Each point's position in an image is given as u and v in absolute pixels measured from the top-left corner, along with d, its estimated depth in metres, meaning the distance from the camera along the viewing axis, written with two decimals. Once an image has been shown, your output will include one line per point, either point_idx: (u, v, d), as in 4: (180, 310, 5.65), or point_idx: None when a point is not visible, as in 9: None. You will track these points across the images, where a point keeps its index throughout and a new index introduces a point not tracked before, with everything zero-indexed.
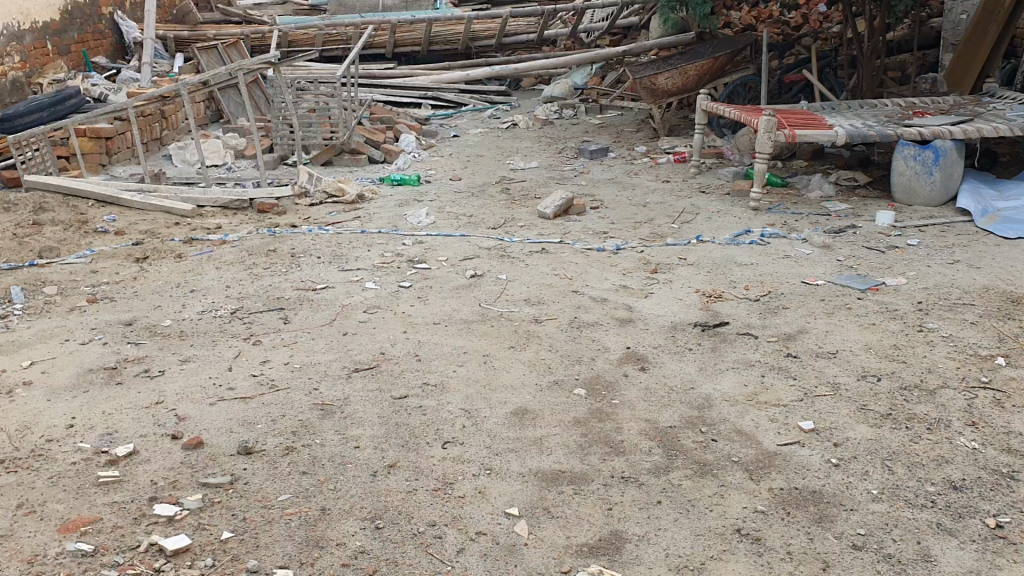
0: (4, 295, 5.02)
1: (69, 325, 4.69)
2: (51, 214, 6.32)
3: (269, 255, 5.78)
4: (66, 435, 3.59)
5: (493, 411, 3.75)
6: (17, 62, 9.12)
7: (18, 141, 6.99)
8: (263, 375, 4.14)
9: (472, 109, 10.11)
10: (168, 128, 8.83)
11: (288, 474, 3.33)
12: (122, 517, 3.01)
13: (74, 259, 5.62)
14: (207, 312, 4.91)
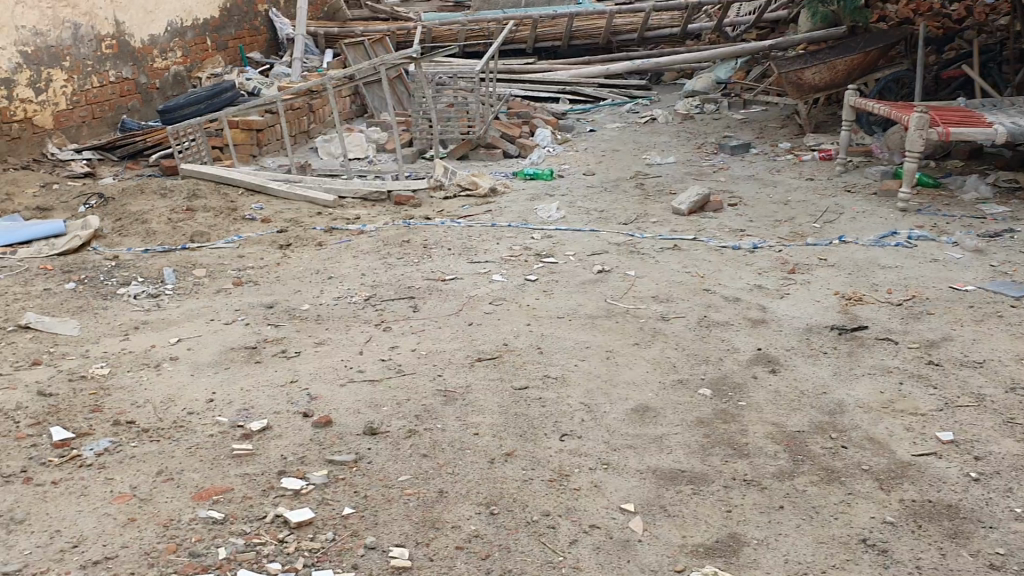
0: (157, 275, 5.33)
1: (214, 305, 4.94)
2: (203, 201, 6.65)
3: (403, 245, 5.91)
4: (206, 409, 3.78)
5: (614, 406, 3.71)
6: (179, 57, 9.74)
7: (176, 131, 7.43)
8: (391, 360, 4.25)
9: (611, 103, 10.06)
10: (316, 122, 9.17)
11: (410, 455, 3.40)
12: (252, 489, 3.15)
13: (223, 243, 5.92)
14: (343, 298, 5.07)
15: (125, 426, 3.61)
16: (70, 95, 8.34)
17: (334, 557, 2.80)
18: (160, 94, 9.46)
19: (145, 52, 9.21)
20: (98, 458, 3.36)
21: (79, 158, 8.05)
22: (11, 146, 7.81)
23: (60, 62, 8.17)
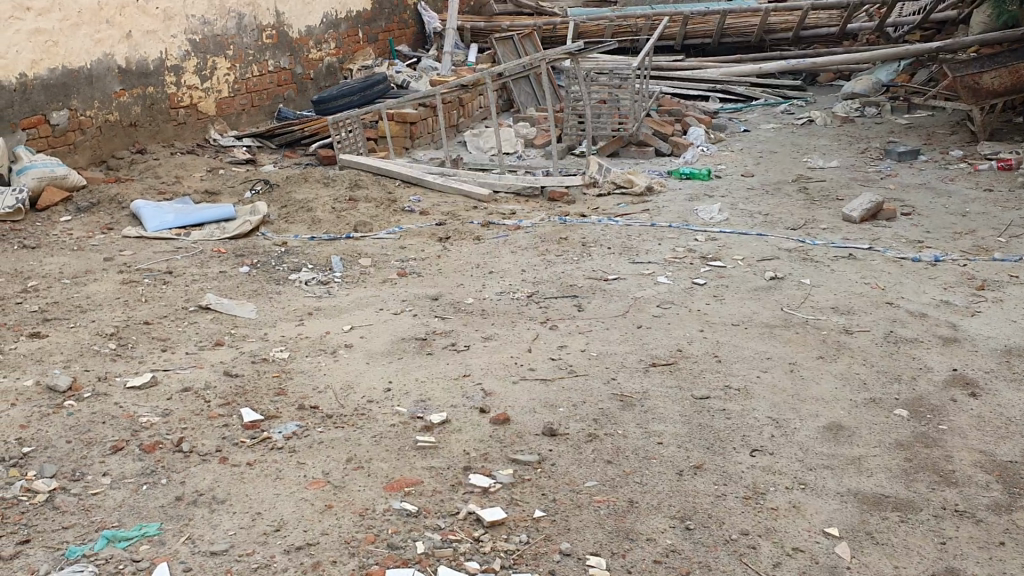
0: (325, 263, 5.41)
1: (381, 295, 4.97)
2: (364, 191, 6.76)
3: (562, 242, 5.84)
4: (385, 398, 3.77)
5: (804, 423, 3.56)
6: (332, 49, 9.94)
7: (336, 121, 7.57)
8: (562, 359, 4.14)
9: (764, 103, 9.78)
10: (465, 116, 9.19)
11: (594, 460, 3.30)
12: (440, 483, 3.13)
13: (384, 234, 5.98)
14: (506, 294, 5.02)
15: (309, 411, 3.63)
16: (232, 83, 8.58)
17: (530, 561, 2.75)
18: (314, 85, 9.68)
19: (301, 42, 9.42)
20: (288, 442, 3.39)
21: (239, 145, 8.23)
22: (177, 131, 8.05)
23: (225, 50, 8.42)
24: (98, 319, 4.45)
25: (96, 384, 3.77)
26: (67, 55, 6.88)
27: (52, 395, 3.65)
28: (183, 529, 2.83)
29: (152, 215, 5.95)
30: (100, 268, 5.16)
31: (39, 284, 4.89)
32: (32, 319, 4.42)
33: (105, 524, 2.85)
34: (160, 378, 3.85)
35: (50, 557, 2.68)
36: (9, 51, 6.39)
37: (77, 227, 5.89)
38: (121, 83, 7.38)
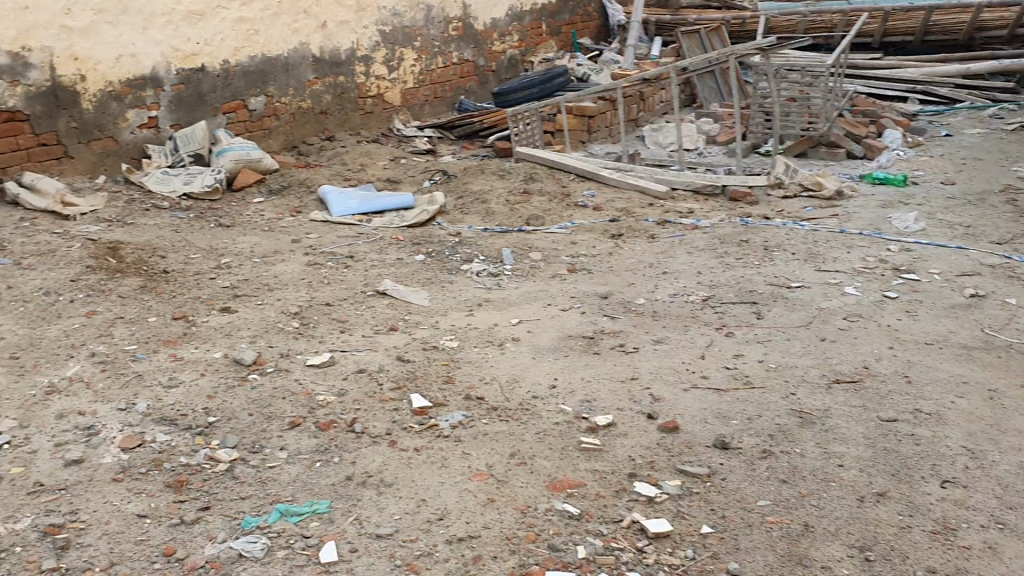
0: (497, 255, 5.43)
1: (552, 290, 4.92)
2: (540, 184, 6.76)
3: (741, 245, 5.62)
4: (550, 395, 3.66)
5: (1004, 456, 3.26)
6: (516, 41, 9.92)
7: (515, 114, 7.58)
8: (737, 369, 3.96)
9: (970, 105, 9.11)
10: (646, 110, 9.02)
11: (767, 479, 3.14)
12: (605, 488, 3.04)
13: (557, 228, 5.95)
14: (679, 296, 4.87)
15: (476, 402, 3.57)
16: (418, 74, 8.64)
17: None
18: (495, 77, 9.65)
19: (486, 35, 9.43)
20: (454, 431, 3.34)
21: (421, 135, 8.26)
22: (364, 120, 8.13)
23: (413, 41, 8.50)
24: (283, 298, 4.48)
25: (278, 360, 3.78)
26: (266, 44, 7.04)
27: (238, 367, 3.66)
28: (352, 510, 2.83)
29: (337, 201, 6.11)
30: (287, 249, 5.29)
31: (232, 261, 4.97)
32: (223, 294, 4.45)
33: (279, 497, 2.88)
34: (336, 359, 3.82)
35: (227, 525, 2.72)
36: (213, 39, 6.56)
37: (268, 209, 6.07)
38: (314, 72, 7.53)
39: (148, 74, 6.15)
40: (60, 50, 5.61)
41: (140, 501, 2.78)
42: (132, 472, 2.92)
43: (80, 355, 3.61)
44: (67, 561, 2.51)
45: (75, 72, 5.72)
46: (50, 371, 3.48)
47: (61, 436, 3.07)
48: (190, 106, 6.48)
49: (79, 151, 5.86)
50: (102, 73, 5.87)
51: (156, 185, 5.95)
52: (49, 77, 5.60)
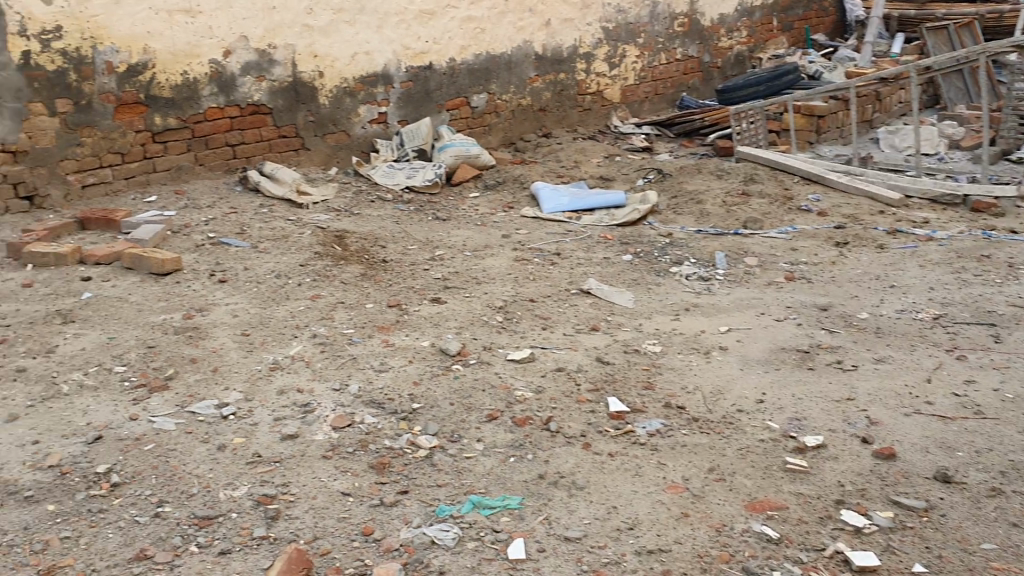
0: (709, 258, 5.26)
1: (765, 298, 4.69)
2: (760, 186, 6.50)
3: (981, 260, 5.16)
4: (757, 409, 3.45)
5: None
6: (744, 37, 9.48)
7: (738, 112, 7.31)
8: (968, 397, 3.62)
9: None
10: (882, 110, 8.47)
11: (995, 521, 2.84)
12: (807, 513, 2.84)
13: (776, 233, 5.71)
14: (907, 313, 4.52)
15: (676, 411, 3.39)
16: (639, 70, 8.49)
17: None
18: (720, 75, 9.28)
19: (713, 31, 9.07)
20: (651, 439, 3.18)
21: (640, 133, 8.05)
22: (582, 117, 8.05)
23: (636, 38, 8.35)
24: (490, 292, 4.47)
25: (481, 352, 3.72)
26: (492, 41, 7.14)
27: (444, 357, 3.64)
28: (543, 509, 2.72)
29: (550, 197, 6.09)
30: (496, 244, 5.28)
31: (445, 253, 5.04)
32: (435, 285, 4.51)
33: (472, 487, 2.79)
34: (536, 355, 3.74)
35: (422, 511, 2.66)
36: (442, 37, 6.76)
37: (483, 204, 6.13)
38: (536, 69, 7.56)
39: (380, 70, 6.44)
40: (302, 48, 5.99)
41: (345, 479, 2.77)
42: (340, 451, 2.92)
43: (303, 336, 3.74)
44: (276, 530, 2.52)
45: (314, 68, 6.08)
46: (275, 348, 3.61)
47: (280, 411, 3.13)
48: (416, 102, 6.71)
49: (315, 144, 6.24)
50: (338, 70, 6.21)
51: (382, 177, 6.20)
52: (291, 73, 5.99)
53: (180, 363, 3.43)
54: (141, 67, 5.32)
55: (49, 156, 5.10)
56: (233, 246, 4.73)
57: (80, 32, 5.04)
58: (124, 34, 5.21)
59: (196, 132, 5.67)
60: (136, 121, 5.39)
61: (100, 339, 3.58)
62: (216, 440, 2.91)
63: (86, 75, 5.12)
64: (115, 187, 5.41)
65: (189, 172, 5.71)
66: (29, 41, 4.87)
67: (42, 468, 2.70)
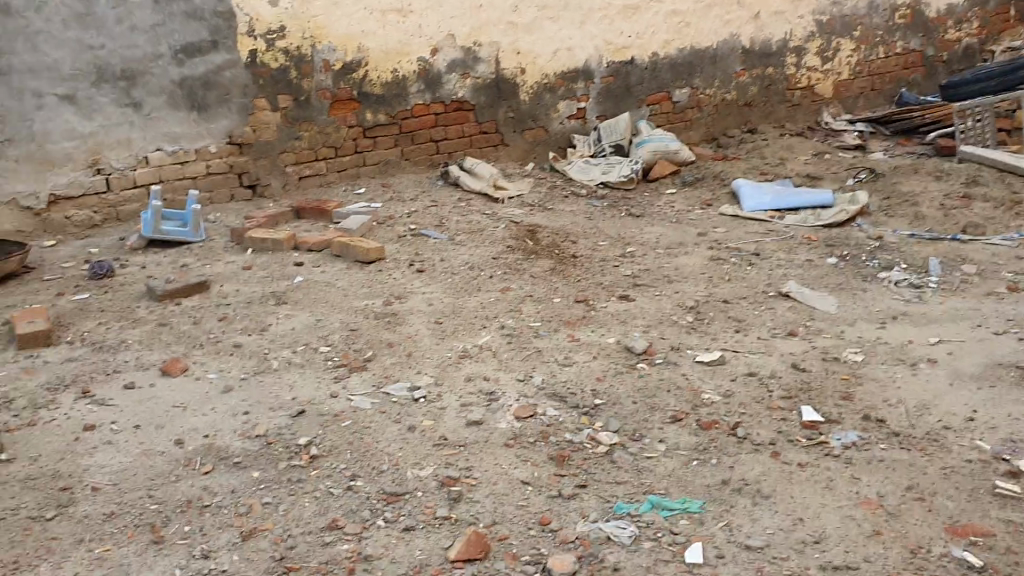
0: (922, 264, 4.91)
1: (983, 309, 4.32)
2: (984, 189, 6.02)
3: None
4: (967, 428, 3.18)
5: None
6: (975, 28, 8.51)
7: (963, 108, 6.75)
8: None
9: None
10: None
11: None
12: (1019, 543, 2.59)
13: (1001, 240, 5.24)
14: None
15: (875, 424, 3.19)
16: (854, 65, 7.95)
17: None
18: (945, 69, 8.45)
19: (938, 21, 8.28)
20: (845, 451, 3.01)
21: (852, 130, 7.57)
22: (790, 113, 7.73)
23: (851, 31, 7.82)
24: (682, 291, 4.39)
25: (669, 352, 3.67)
26: (697, 35, 6.96)
27: (629, 355, 3.62)
28: (725, 515, 2.64)
29: (751, 195, 5.89)
30: (692, 242, 5.19)
31: (637, 250, 5.00)
32: (624, 281, 4.49)
33: (652, 487, 2.76)
34: (728, 359, 3.64)
35: (600, 507, 2.65)
36: (646, 32, 6.68)
37: (679, 200, 5.99)
38: (742, 64, 7.29)
39: (582, 66, 6.48)
40: (506, 45, 6.12)
41: (526, 469, 2.81)
42: (522, 441, 2.96)
43: (493, 326, 3.82)
44: (457, 512, 2.59)
45: (517, 65, 6.20)
46: (465, 337, 3.71)
47: (468, 397, 3.22)
48: (615, 98, 6.70)
49: (515, 139, 6.36)
50: (540, 67, 6.30)
51: (578, 173, 6.22)
52: (495, 70, 6.13)
53: (378, 346, 3.59)
54: (355, 64, 5.61)
55: (270, 149, 5.48)
56: (431, 238, 4.89)
57: (302, 31, 5.36)
58: (342, 34, 5.50)
59: (403, 127, 5.92)
60: (349, 116, 5.69)
61: (308, 320, 3.82)
62: (407, 421, 3.04)
63: (307, 72, 5.45)
64: (328, 179, 5.74)
65: (395, 166, 5.97)
66: (256, 41, 5.24)
67: (250, 437, 2.91)
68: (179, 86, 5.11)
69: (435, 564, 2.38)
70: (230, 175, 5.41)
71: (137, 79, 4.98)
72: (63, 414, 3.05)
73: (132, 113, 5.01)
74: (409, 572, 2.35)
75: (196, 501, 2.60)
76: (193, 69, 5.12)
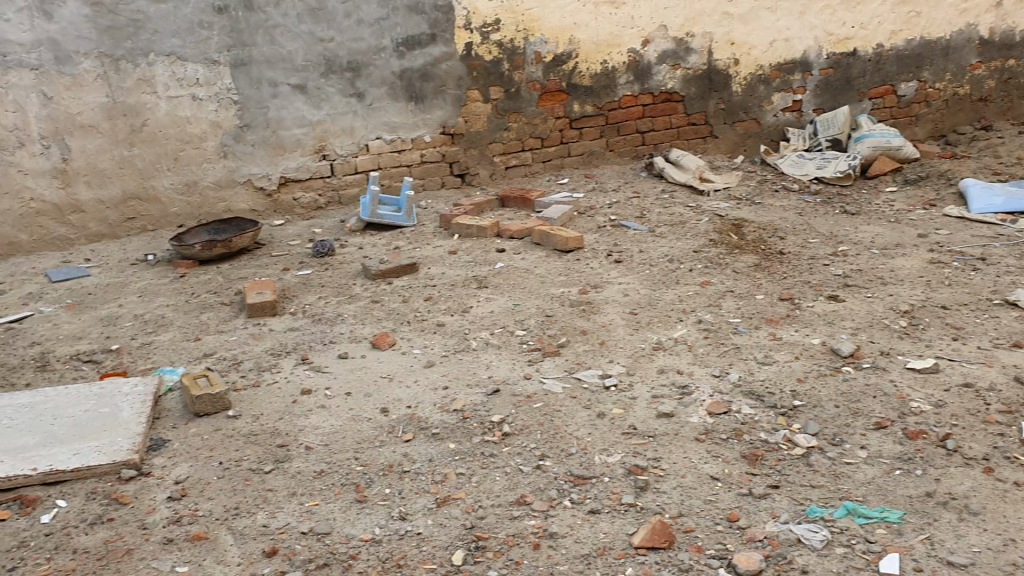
0: None
1: None
2: None
3: None
4: None
5: None
6: None
7: None
8: None
9: None
10: None
11: None
12: None
13: None
14: None
15: None
16: None
17: None
18: None
19: None
20: None
21: None
22: None
23: None
24: (896, 294, 4.16)
25: (877, 357, 3.49)
26: (929, 25, 6.50)
27: (833, 358, 3.47)
28: (927, 529, 2.49)
29: (980, 196, 5.45)
30: (910, 244, 4.89)
31: (849, 249, 4.77)
32: (834, 281, 4.31)
33: (849, 494, 2.65)
34: (942, 367, 3.40)
35: (792, 509, 2.58)
36: (871, 21, 6.33)
37: (900, 199, 5.63)
38: (979, 55, 6.73)
39: (799, 58, 6.24)
40: (720, 36, 6.01)
41: (716, 464, 2.78)
42: (713, 436, 2.93)
43: (689, 320, 3.78)
44: (643, 500, 2.60)
45: (730, 56, 6.08)
46: (661, 329, 3.70)
47: (660, 389, 3.21)
48: (835, 90, 6.39)
49: (724, 131, 6.24)
50: (755, 58, 6.13)
51: (790, 167, 6.01)
52: (706, 62, 6.04)
53: (573, 333, 3.65)
54: (566, 56, 5.69)
55: (480, 139, 5.67)
56: (632, 229, 4.89)
57: (516, 24, 5.50)
58: (555, 26, 5.59)
59: (610, 119, 5.95)
60: (558, 107, 5.79)
61: (507, 305, 3.93)
62: (597, 408, 3.07)
63: (518, 64, 5.58)
64: (534, 168, 5.88)
65: (600, 157, 6.02)
66: (472, 33, 5.42)
67: (448, 411, 3.04)
68: (399, 77, 5.38)
69: (618, 549, 2.41)
70: (442, 163, 5.65)
71: (361, 71, 5.27)
72: (284, 377, 3.31)
73: (355, 102, 5.32)
74: (593, 552, 2.39)
75: (397, 467, 2.75)
76: (412, 61, 5.37)
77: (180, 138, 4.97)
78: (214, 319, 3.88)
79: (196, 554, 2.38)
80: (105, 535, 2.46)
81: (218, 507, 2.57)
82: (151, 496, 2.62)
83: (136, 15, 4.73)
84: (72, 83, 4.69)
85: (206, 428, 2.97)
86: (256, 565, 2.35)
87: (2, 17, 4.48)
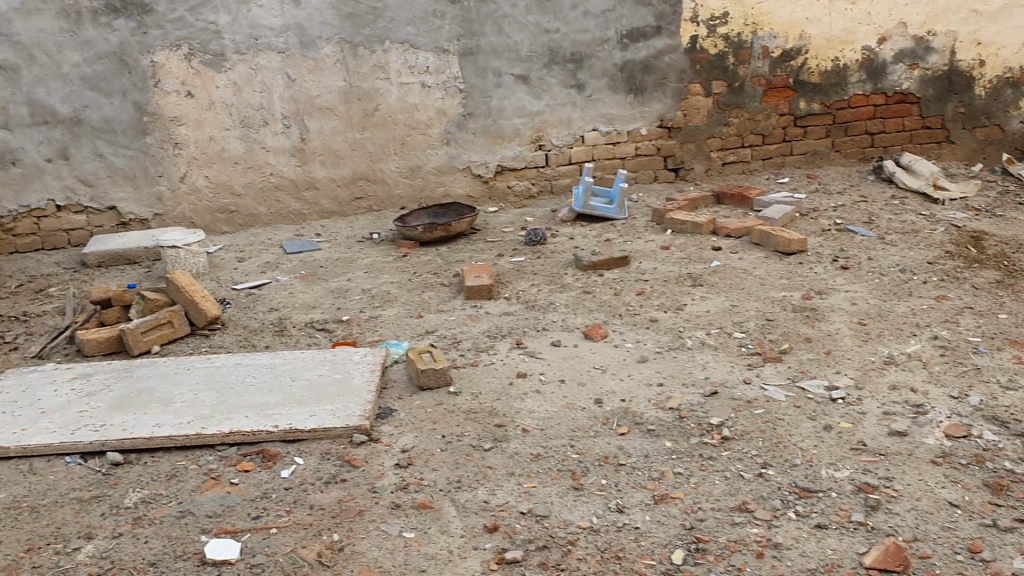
0: None
1: None
2: None
3: None
4: None
5: None
6: None
7: None
8: None
9: None
10: None
11: None
12: None
13: None
14: None
15: None
16: None
17: None
18: None
19: None
20: None
21: None
22: None
23: None
24: None
25: None
26: None
27: None
28: None
29: None
30: None
31: None
32: None
33: None
34: None
35: None
36: None
37: None
38: None
39: None
40: (965, 34, 5.64)
41: (954, 490, 2.61)
42: (952, 460, 2.75)
43: (924, 335, 3.58)
44: (874, 520, 2.48)
45: (976, 57, 5.69)
46: (892, 342, 3.52)
47: (891, 406, 3.05)
48: None
49: (962, 136, 5.84)
50: (1003, 59, 5.71)
51: None
52: (948, 61, 5.68)
53: (794, 340, 3.53)
54: (795, 52, 5.50)
55: (699, 133, 5.58)
56: (859, 235, 4.68)
57: (745, 17, 5.37)
58: (785, 20, 5.42)
59: (837, 118, 5.71)
60: (782, 104, 5.61)
61: (724, 305, 3.85)
62: (823, 420, 2.96)
63: (744, 58, 5.46)
64: (752, 166, 5.72)
65: (824, 158, 5.78)
66: (699, 26, 5.34)
67: (665, 408, 3.02)
68: (621, 69, 5.38)
69: (848, 567, 2.31)
70: (657, 157, 5.60)
71: (584, 62, 5.31)
72: (501, 360, 3.39)
73: (576, 93, 5.36)
74: (820, 568, 2.31)
75: (613, 458, 2.76)
76: (635, 53, 5.35)
77: (408, 123, 5.17)
78: (435, 298, 4.02)
79: (422, 522, 2.48)
80: (339, 494, 2.60)
81: (442, 478, 2.67)
82: (379, 462, 2.75)
83: (376, 3, 4.96)
84: (314, 67, 4.98)
85: (429, 402, 3.09)
86: (478, 538, 2.42)
87: (257, 3, 4.82)
